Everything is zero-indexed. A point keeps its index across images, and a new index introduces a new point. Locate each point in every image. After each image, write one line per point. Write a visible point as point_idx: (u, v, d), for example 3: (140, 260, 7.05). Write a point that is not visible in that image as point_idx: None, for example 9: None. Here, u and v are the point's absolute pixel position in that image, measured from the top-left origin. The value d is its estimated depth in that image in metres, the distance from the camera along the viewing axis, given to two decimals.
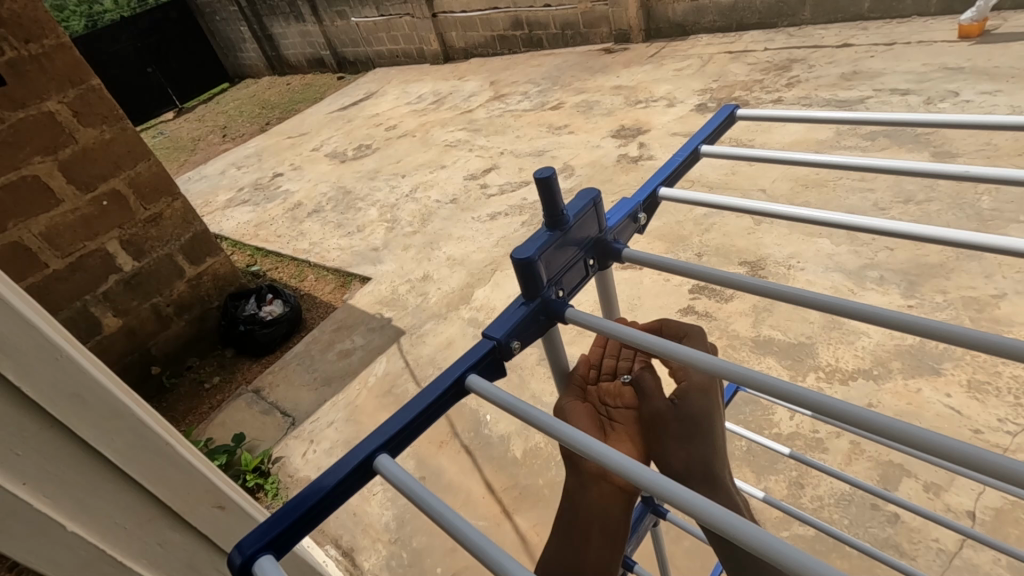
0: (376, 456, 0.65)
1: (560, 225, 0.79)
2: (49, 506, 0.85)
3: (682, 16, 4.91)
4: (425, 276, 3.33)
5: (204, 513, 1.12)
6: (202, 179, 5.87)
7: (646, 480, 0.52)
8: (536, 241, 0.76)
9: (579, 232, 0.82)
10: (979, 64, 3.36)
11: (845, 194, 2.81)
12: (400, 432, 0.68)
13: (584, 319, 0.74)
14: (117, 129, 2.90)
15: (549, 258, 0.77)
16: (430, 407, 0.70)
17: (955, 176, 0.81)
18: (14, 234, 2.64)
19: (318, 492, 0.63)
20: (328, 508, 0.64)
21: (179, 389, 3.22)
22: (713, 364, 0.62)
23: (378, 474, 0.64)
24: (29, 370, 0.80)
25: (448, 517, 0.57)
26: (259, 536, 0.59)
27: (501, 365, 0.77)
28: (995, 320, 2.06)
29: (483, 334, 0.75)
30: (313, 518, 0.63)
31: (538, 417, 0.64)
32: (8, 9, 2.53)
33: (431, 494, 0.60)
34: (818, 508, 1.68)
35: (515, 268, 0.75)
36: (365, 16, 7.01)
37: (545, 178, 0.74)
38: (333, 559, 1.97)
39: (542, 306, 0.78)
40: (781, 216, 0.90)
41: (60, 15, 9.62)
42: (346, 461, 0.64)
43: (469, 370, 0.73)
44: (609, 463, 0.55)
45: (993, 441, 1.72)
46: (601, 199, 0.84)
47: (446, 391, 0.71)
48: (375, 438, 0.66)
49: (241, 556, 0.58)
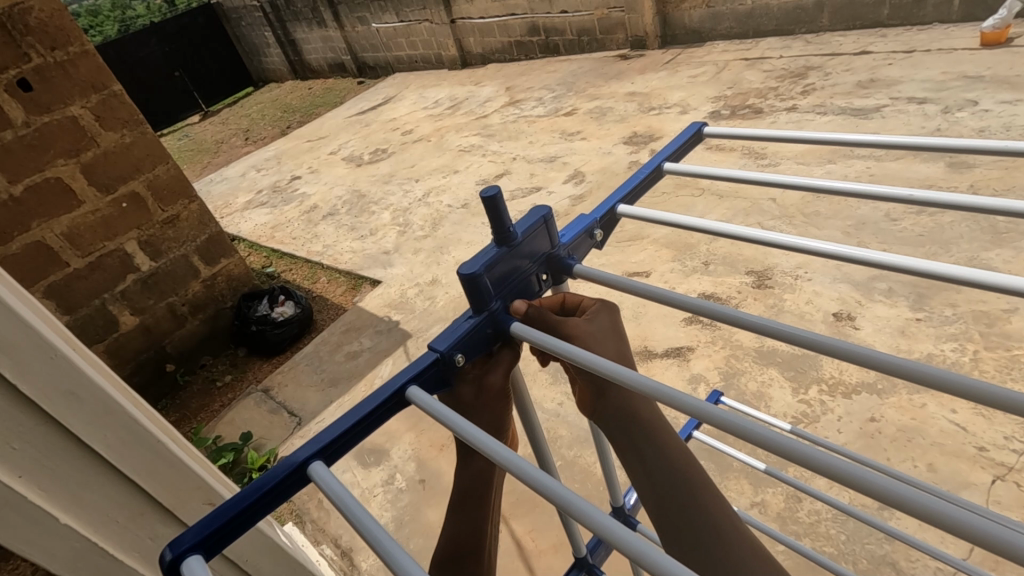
0: (312, 462, 0.68)
1: (508, 241, 0.81)
2: (39, 499, 0.89)
3: (699, 22, 4.89)
4: (433, 280, 3.36)
5: (194, 509, 1.15)
6: (223, 181, 5.99)
7: (599, 525, 0.49)
8: (483, 257, 0.79)
9: (528, 248, 0.85)
10: (1000, 73, 3.30)
11: (856, 204, 2.78)
12: (336, 441, 0.70)
13: (524, 332, 0.76)
14: (137, 133, 3.00)
15: (496, 272, 0.80)
16: (370, 415, 0.72)
17: (932, 199, 0.82)
18: (37, 234, 2.74)
19: (257, 492, 0.65)
20: (265, 507, 0.67)
21: (192, 387, 3.30)
22: (661, 392, 0.60)
23: (312, 480, 0.67)
24: (28, 369, 0.84)
25: (366, 525, 0.60)
26: (195, 532, 0.63)
27: (446, 378, 0.79)
28: (1004, 336, 2.02)
29: (427, 346, 0.77)
30: (250, 517, 0.66)
31: (483, 440, 0.62)
32: (35, 18, 2.63)
33: (359, 507, 0.62)
34: (815, 523, 1.66)
35: (461, 282, 0.78)
36: (385, 22, 7.11)
37: (491, 197, 0.77)
38: (329, 558, 2.00)
39: (488, 319, 0.80)
40: (760, 241, 0.89)
41: (93, 22, 9.92)
42: (284, 464, 0.67)
43: (411, 381, 0.75)
44: (564, 503, 0.53)
45: (998, 459, 1.69)
46: (553, 216, 0.87)
47: (387, 400, 0.73)
48: (311, 445, 0.69)
49: (173, 552, 0.61)
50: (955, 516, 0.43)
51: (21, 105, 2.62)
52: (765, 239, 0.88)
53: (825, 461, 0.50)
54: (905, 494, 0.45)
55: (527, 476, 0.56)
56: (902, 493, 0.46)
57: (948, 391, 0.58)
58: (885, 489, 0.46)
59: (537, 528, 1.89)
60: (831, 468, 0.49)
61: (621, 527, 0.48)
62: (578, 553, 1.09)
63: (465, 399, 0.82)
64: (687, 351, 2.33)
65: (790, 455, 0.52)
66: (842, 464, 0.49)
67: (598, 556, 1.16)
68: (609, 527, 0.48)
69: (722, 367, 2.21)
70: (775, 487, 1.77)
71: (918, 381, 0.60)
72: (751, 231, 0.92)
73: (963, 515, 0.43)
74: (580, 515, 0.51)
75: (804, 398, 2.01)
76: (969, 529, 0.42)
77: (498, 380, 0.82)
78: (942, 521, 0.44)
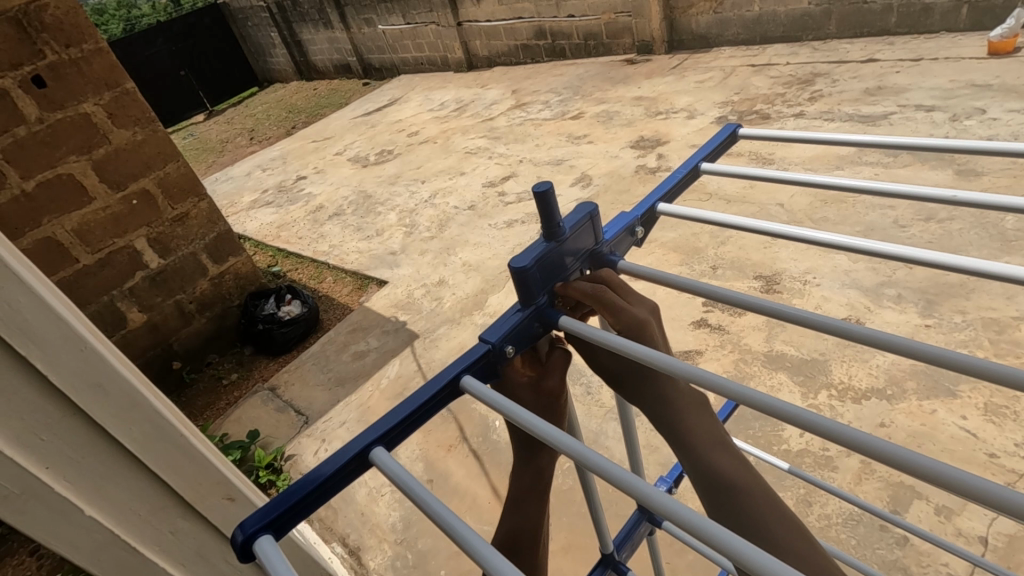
0: (372, 449, 0.69)
1: (556, 236, 0.83)
2: (66, 490, 0.89)
3: (705, 28, 4.90)
4: (440, 280, 3.37)
5: (214, 504, 1.15)
6: (228, 180, 6.01)
7: (641, 493, 0.52)
8: (532, 251, 0.81)
9: (574, 245, 0.87)
10: (1007, 81, 3.31)
11: (865, 210, 2.78)
12: (394, 429, 0.71)
13: (573, 326, 0.78)
14: (148, 131, 3.00)
15: (544, 266, 0.82)
16: (425, 404, 0.73)
17: (970, 200, 0.85)
18: (48, 230, 2.75)
19: (317, 479, 0.66)
20: (325, 494, 0.68)
21: (199, 384, 3.30)
22: (695, 374, 0.64)
23: (374, 466, 0.68)
24: (56, 360, 0.85)
25: (428, 501, 0.62)
26: (260, 516, 0.64)
27: (496, 370, 0.81)
28: (1015, 343, 2.02)
29: (478, 338, 0.79)
30: (310, 503, 0.67)
31: (530, 422, 0.65)
32: (51, 15, 2.64)
33: (423, 488, 0.63)
34: (825, 526, 1.67)
35: (512, 276, 0.80)
36: (392, 24, 7.14)
37: (544, 191, 0.78)
38: (338, 557, 2.00)
39: (536, 313, 0.82)
40: (796, 238, 0.92)
41: (99, 20, 9.98)
42: (342, 453, 0.68)
43: (464, 371, 0.77)
44: (605, 473, 0.56)
45: (1009, 466, 1.69)
46: (598, 213, 0.88)
47: (440, 390, 0.75)
48: (370, 432, 0.70)
49: (242, 534, 0.63)
50: (968, 479, 0.48)
51: (34, 101, 2.63)
52: (803, 236, 0.91)
53: (856, 437, 0.54)
54: (920, 461, 0.51)
55: (573, 451, 0.59)
56: (913, 459, 0.51)
57: (965, 373, 0.62)
58: (903, 457, 0.51)
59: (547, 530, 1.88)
60: (857, 441, 0.54)
61: (661, 492, 0.51)
62: (604, 550, 1.10)
63: (522, 399, 0.85)
64: (696, 354, 2.34)
65: (822, 431, 0.56)
66: (868, 436, 0.53)
67: (622, 554, 1.16)
68: (652, 495, 0.52)
69: (731, 371, 2.22)
70: (785, 491, 1.77)
71: (941, 364, 0.64)
72: (786, 228, 0.94)
73: (975, 477, 0.48)
74: (619, 483, 0.55)
75: (814, 403, 2.01)
76: (995, 496, 0.46)
77: (555, 384, 0.86)
78: (954, 484, 0.49)
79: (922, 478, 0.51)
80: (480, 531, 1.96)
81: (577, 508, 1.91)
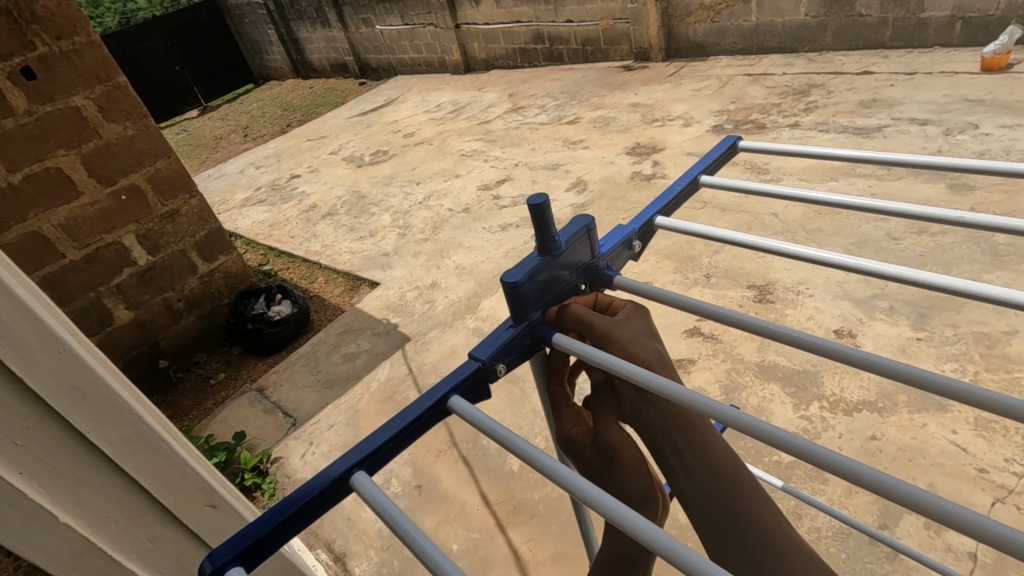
0: (352, 473, 0.67)
1: (551, 250, 0.82)
2: (40, 496, 0.87)
3: (702, 36, 4.93)
4: (433, 284, 3.34)
5: (194, 511, 1.13)
6: (221, 177, 5.95)
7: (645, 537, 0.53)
8: (527, 264, 0.81)
9: (570, 258, 0.85)
10: (1000, 97, 3.33)
11: (858, 222, 2.79)
12: (377, 451, 0.70)
13: (566, 343, 0.77)
14: (140, 126, 2.97)
15: (539, 281, 0.81)
16: (412, 424, 0.72)
17: (971, 220, 0.84)
18: (34, 224, 2.70)
19: (297, 503, 0.65)
20: (303, 520, 0.66)
21: (186, 383, 3.26)
22: (689, 397, 0.64)
23: (354, 491, 0.66)
24: (32, 360, 0.83)
25: (411, 531, 0.61)
26: (229, 547, 0.62)
27: (486, 388, 0.80)
28: (1004, 357, 2.03)
29: (469, 355, 0.78)
30: (288, 528, 0.66)
31: (530, 454, 0.66)
32: (42, 6, 2.60)
33: (404, 515, 0.63)
34: (816, 539, 1.66)
35: (504, 291, 0.80)
36: (389, 24, 7.12)
37: (539, 205, 0.78)
38: (322, 563, 1.97)
39: (528, 329, 0.82)
40: (797, 256, 0.90)
41: (94, 13, 9.92)
42: (323, 476, 0.67)
43: (452, 391, 0.76)
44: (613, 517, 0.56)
45: (998, 481, 1.69)
46: (596, 227, 0.87)
47: (427, 411, 0.73)
48: (352, 455, 0.68)
49: (211, 565, 0.61)
50: (957, 512, 0.48)
51: (23, 93, 2.58)
52: (806, 254, 0.89)
53: (868, 475, 0.53)
54: (897, 485, 0.51)
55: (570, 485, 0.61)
56: (929, 500, 0.50)
57: (977, 403, 0.60)
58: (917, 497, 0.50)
59: (535, 537, 1.87)
60: (854, 471, 0.53)
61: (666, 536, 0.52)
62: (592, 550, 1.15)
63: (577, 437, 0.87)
64: (689, 363, 2.33)
65: (832, 466, 0.55)
66: (867, 468, 0.53)
67: None
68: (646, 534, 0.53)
69: (723, 381, 2.21)
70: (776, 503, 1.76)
71: (952, 395, 0.62)
72: (788, 246, 0.92)
73: (980, 517, 0.47)
74: (625, 525, 0.55)
75: (806, 414, 2.01)
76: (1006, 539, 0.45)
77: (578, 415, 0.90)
78: (967, 526, 0.47)
79: (925, 514, 0.50)
80: (468, 539, 1.94)
81: (566, 517, 1.89)
